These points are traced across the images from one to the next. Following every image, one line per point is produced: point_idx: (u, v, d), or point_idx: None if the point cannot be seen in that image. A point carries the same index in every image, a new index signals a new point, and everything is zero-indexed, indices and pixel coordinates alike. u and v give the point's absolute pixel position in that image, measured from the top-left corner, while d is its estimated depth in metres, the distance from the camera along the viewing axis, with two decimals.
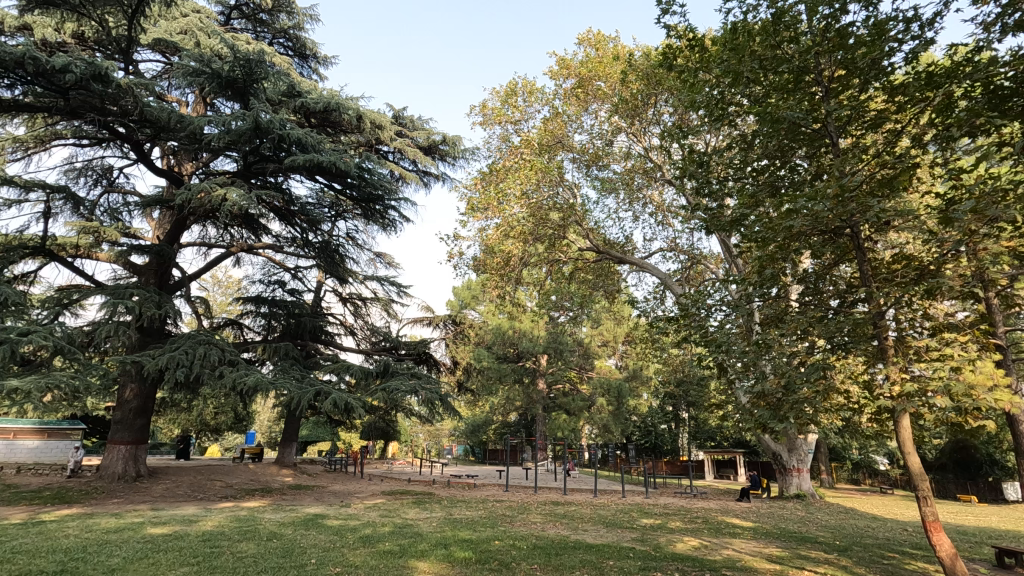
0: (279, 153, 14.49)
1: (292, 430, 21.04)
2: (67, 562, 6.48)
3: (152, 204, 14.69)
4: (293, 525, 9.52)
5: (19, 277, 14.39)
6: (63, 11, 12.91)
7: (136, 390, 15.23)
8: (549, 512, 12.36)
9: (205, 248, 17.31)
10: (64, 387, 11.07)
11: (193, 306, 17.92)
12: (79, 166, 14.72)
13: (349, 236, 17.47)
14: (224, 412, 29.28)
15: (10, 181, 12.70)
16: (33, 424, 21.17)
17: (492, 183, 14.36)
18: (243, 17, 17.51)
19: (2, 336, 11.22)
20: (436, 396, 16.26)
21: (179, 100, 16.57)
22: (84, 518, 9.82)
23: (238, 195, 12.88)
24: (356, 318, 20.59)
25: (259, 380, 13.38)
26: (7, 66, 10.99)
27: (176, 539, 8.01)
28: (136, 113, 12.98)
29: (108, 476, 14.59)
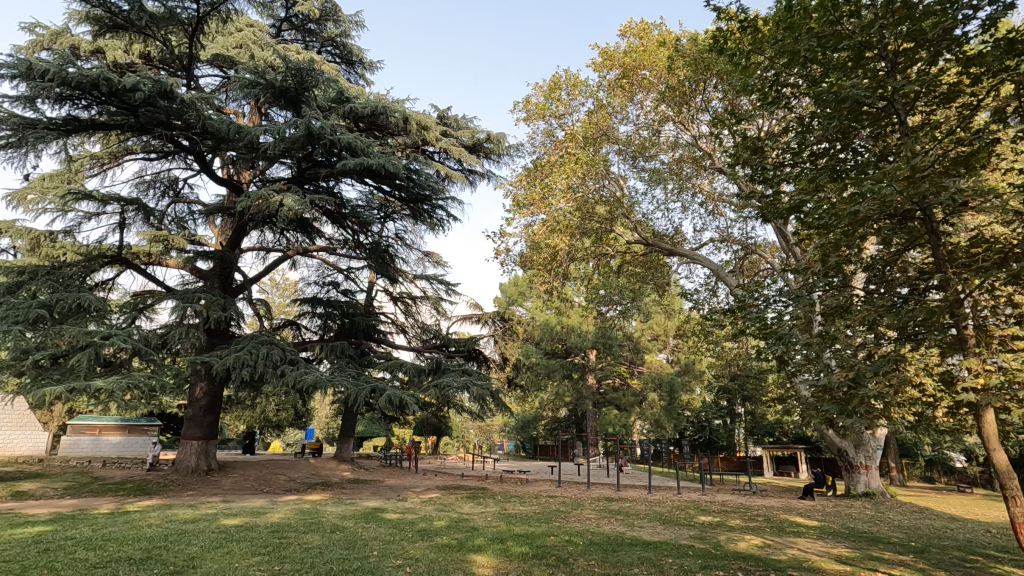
0: (330, 158, 14.95)
1: (349, 426, 21.76)
2: (151, 549, 6.94)
3: (215, 212, 15.48)
4: (354, 518, 9.83)
5: (99, 284, 15.49)
6: (131, 32, 13.73)
7: (205, 389, 16.05)
8: (603, 508, 12.24)
9: (264, 252, 18.07)
10: (143, 386, 11.87)
11: (255, 308, 18.76)
12: (149, 179, 15.66)
13: (398, 236, 17.87)
14: (285, 409, 30.59)
15: (89, 195, 13.68)
16: (115, 420, 22.85)
17: (537, 179, 14.29)
18: (293, 28, 18.13)
19: (87, 339, 12.11)
20: (488, 391, 16.44)
21: (237, 112, 17.36)
22: (164, 509, 10.48)
23: (294, 200, 13.38)
24: (407, 317, 21.02)
25: (318, 379, 13.89)
26: (84, 88, 11.82)
27: (247, 530, 8.44)
28: (198, 126, 13.65)
29: (182, 470, 15.55)
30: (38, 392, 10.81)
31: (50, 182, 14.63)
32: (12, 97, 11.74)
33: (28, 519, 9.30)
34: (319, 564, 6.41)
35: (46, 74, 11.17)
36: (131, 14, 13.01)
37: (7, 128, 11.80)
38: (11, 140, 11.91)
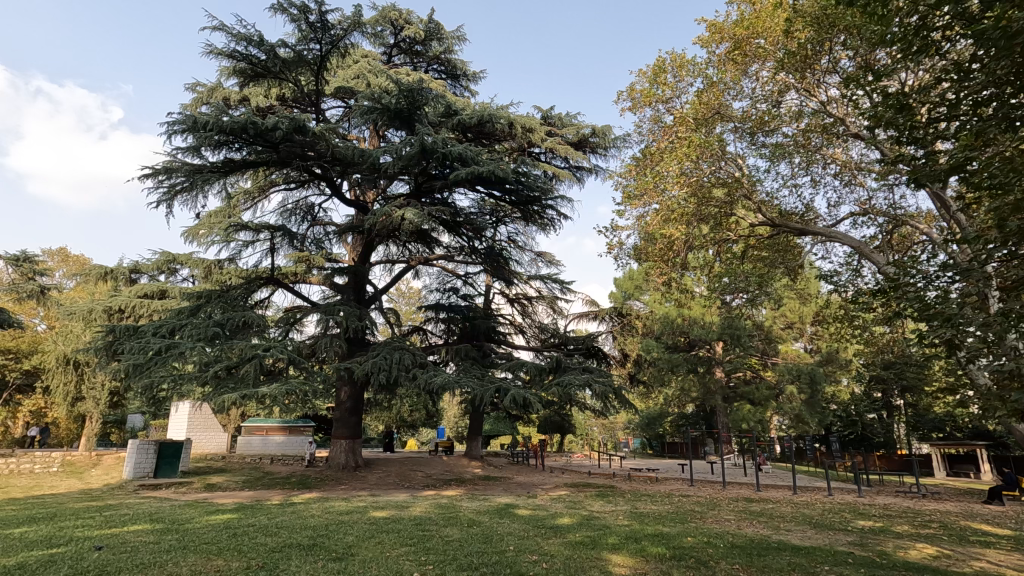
0: (443, 170, 15.69)
1: (477, 425, 22.67)
2: (316, 537, 7.75)
3: (347, 231, 16.94)
4: (489, 513, 10.23)
5: (258, 303, 17.67)
6: (270, 79, 15.47)
7: (349, 392, 17.58)
8: (743, 509, 11.49)
9: (390, 265, 19.44)
10: (299, 391, 13.33)
11: (386, 316, 20.22)
12: (291, 207, 17.55)
13: (511, 239, 18.30)
14: (417, 409, 32.56)
15: (246, 226, 15.65)
16: (278, 423, 25.90)
17: (647, 169, 13.80)
18: (402, 52, 19.32)
19: (253, 351, 13.89)
20: (610, 388, 16.23)
21: (359, 137, 18.86)
22: (323, 502, 11.68)
23: (414, 213, 14.23)
24: (524, 317, 21.42)
25: (446, 381, 14.60)
26: (236, 133, 13.54)
27: (395, 522, 9.14)
28: (328, 155, 15.03)
29: (335, 466, 17.23)
30: (219, 399, 12.60)
31: (216, 218, 16.95)
32: (183, 149, 13.79)
33: (218, 508, 10.86)
34: (460, 557, 6.75)
35: (207, 125, 12.98)
36: (268, 62, 14.69)
37: (182, 175, 13.89)
38: (185, 185, 14.00)
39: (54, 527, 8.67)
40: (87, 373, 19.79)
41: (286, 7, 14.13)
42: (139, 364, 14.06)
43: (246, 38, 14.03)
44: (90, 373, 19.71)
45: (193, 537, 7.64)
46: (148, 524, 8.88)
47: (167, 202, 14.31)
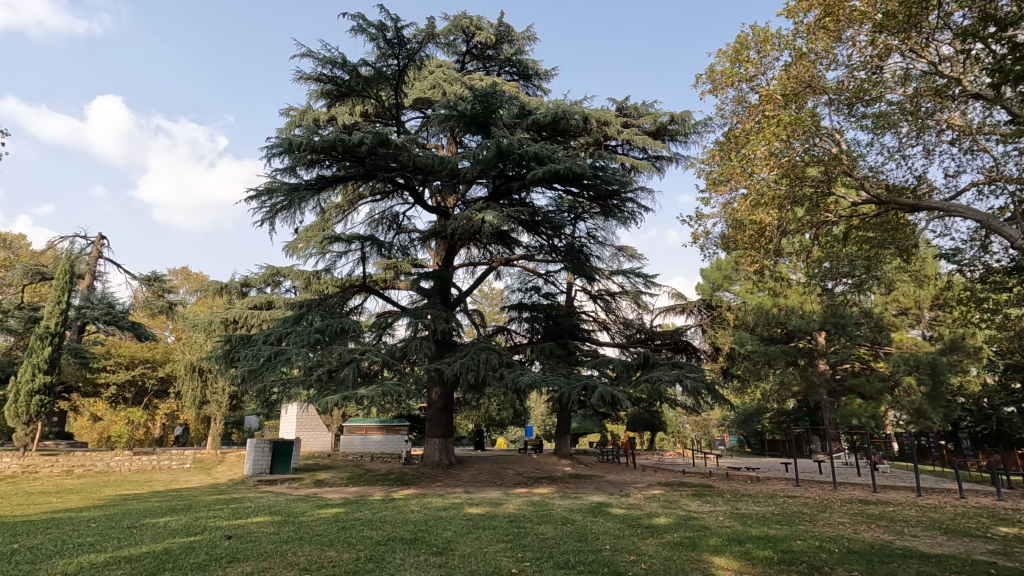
0: (520, 170, 15.80)
1: (565, 423, 22.63)
2: (417, 531, 8.09)
3: (431, 237, 17.53)
4: (582, 512, 10.16)
5: (353, 309, 18.73)
6: (354, 97, 16.33)
7: (440, 393, 18.16)
8: (859, 512, 10.62)
9: (473, 267, 19.88)
10: (394, 392, 14.00)
11: (471, 318, 20.72)
12: (378, 217, 18.43)
13: (591, 235, 18.11)
14: (505, 408, 33.06)
15: (339, 238, 16.65)
16: (376, 422, 27.32)
17: (732, 152, 13.10)
18: (474, 58, 19.70)
19: (351, 355, 14.75)
20: (703, 384, 15.59)
21: (437, 145, 19.44)
22: (421, 498, 12.15)
23: (494, 216, 14.45)
24: (608, 314, 21.11)
25: (534, 380, 14.68)
26: (326, 151, 14.41)
27: (490, 518, 9.33)
28: (410, 164, 15.61)
29: (430, 463, 17.91)
30: (323, 400, 13.50)
31: (312, 232, 18.17)
32: (281, 169, 14.90)
33: (327, 502, 11.63)
34: (557, 555, 6.77)
35: (301, 146, 13.94)
36: (351, 81, 15.51)
37: (281, 194, 15.02)
38: (284, 203, 15.13)
39: (191, 517, 9.69)
40: (210, 379, 21.93)
41: (365, 27, 14.86)
42: (253, 370, 15.38)
43: (330, 60, 14.92)
44: (212, 379, 21.83)
45: (307, 529, 8.25)
46: (268, 516, 9.68)
47: (269, 220, 15.53)
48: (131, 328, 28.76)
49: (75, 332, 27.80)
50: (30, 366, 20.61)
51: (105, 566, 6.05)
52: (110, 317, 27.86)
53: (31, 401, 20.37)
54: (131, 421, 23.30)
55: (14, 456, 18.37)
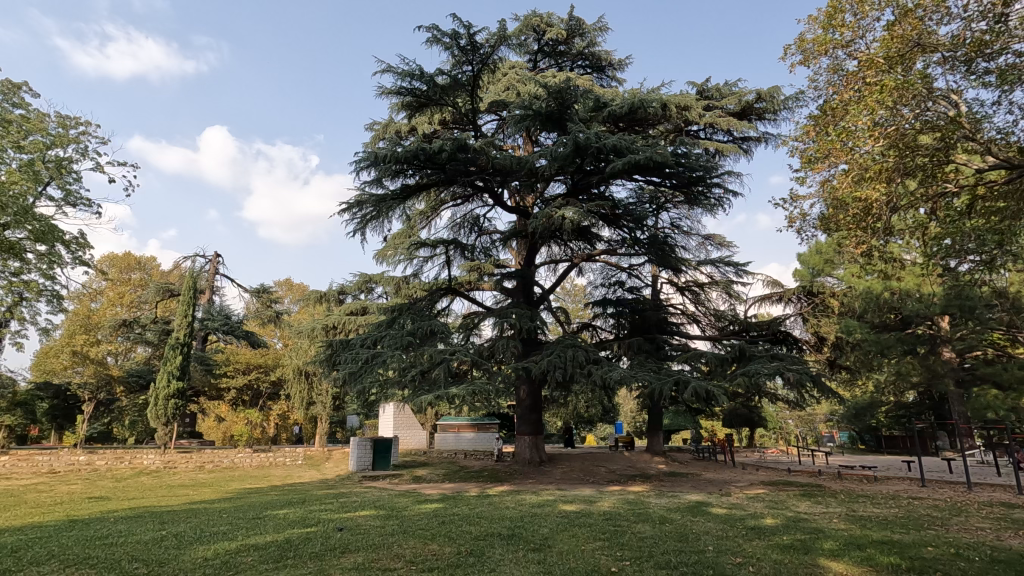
0: (599, 164, 15.59)
1: (656, 419, 22.04)
2: (514, 527, 8.21)
3: (512, 237, 17.72)
4: (680, 511, 9.83)
5: (441, 311, 19.35)
6: (433, 106, 16.85)
7: (528, 390, 18.31)
8: (1001, 516, 9.45)
9: (555, 265, 19.87)
10: (483, 391, 14.32)
11: (555, 315, 20.72)
12: (459, 220, 18.90)
13: (675, 225, 17.50)
14: (594, 405, 32.77)
15: (424, 243, 17.28)
16: (468, 420, 28.08)
17: (830, 126, 12.08)
18: (546, 56, 19.63)
19: (441, 356, 15.27)
20: (807, 376, 14.55)
21: (514, 146, 19.62)
22: (515, 494, 12.32)
23: (574, 212, 14.35)
24: (697, 305, 20.29)
25: (623, 376, 14.40)
26: (409, 161, 14.99)
27: (585, 516, 9.27)
28: (489, 167, 15.85)
29: (521, 460, 18.15)
30: (418, 400, 14.07)
31: (399, 239, 19.00)
32: (369, 182, 15.70)
33: (427, 498, 12.10)
34: (658, 554, 6.61)
35: (387, 158, 14.58)
36: (429, 92, 16.04)
37: (370, 205, 15.80)
38: (374, 214, 15.90)
39: (306, 510, 10.45)
40: (315, 381, 23.56)
41: (440, 37, 15.29)
42: (353, 372, 16.32)
43: (409, 73, 15.51)
44: (316, 381, 23.44)
45: (410, 522, 8.65)
46: (374, 510, 10.25)
47: (361, 230, 16.40)
48: (245, 336, 31.57)
49: (199, 342, 30.96)
50: (166, 373, 23.13)
51: (237, 552, 6.69)
52: (227, 327, 30.74)
53: (167, 405, 22.95)
54: (249, 421, 25.59)
55: (157, 453, 20.79)
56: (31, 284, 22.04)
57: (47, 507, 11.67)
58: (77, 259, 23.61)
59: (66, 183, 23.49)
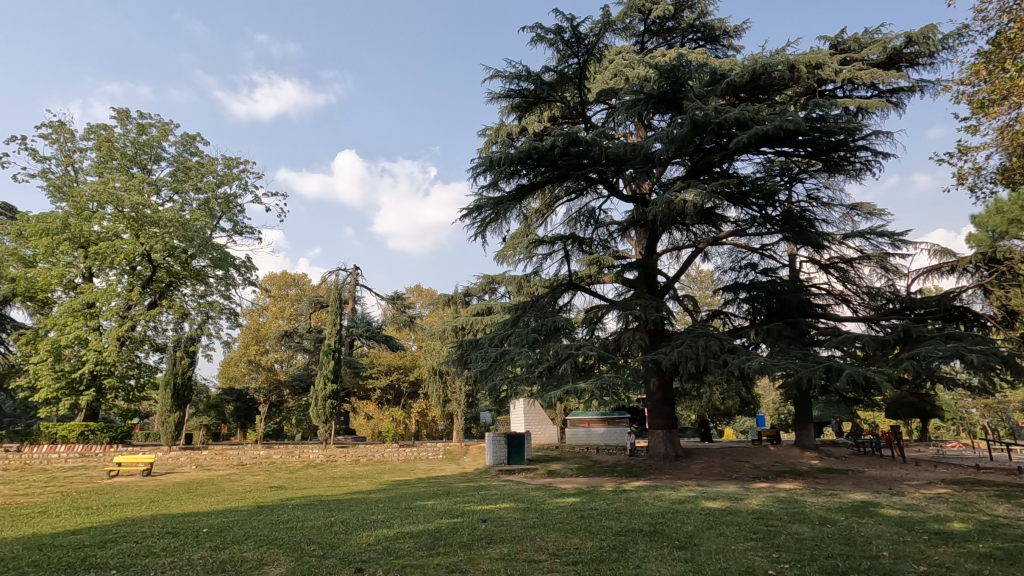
0: (720, 141, 14.64)
1: (805, 411, 20.20)
2: (656, 524, 7.99)
3: (631, 226, 17.28)
4: (843, 511, 8.91)
5: (564, 307, 19.44)
6: (542, 103, 16.94)
7: (659, 383, 17.73)
8: None
9: (678, 251, 19.02)
10: (612, 385, 14.14)
11: (682, 304, 19.84)
12: (575, 215, 18.81)
13: (813, 196, 15.90)
14: (731, 397, 30.92)
15: (543, 241, 17.48)
16: (598, 415, 27.93)
17: (1007, 61, 10.16)
18: (654, 36, 18.79)
19: (567, 351, 15.32)
20: (995, 357, 12.40)
21: (626, 133, 19.09)
22: (653, 490, 12.00)
23: (695, 194, 13.60)
24: (845, 284, 18.26)
25: (764, 364, 13.35)
26: (522, 161, 15.20)
27: (732, 514, 8.73)
28: (603, 158, 15.57)
29: (656, 455, 17.63)
30: (547, 395, 14.26)
31: (518, 239, 19.41)
32: (486, 186, 16.19)
33: (563, 492, 12.23)
34: (823, 558, 6.07)
35: (501, 161, 14.94)
36: (537, 90, 16.15)
37: (489, 209, 16.24)
38: (492, 216, 16.33)
39: (450, 502, 11.06)
40: (449, 380, 24.84)
41: (544, 35, 15.35)
42: (484, 370, 16.93)
43: (517, 75, 15.75)
44: (450, 380, 24.74)
45: (549, 516, 8.80)
46: (513, 503, 10.57)
47: (481, 233, 16.94)
48: (385, 340, 34.29)
49: (347, 348, 34.17)
50: (322, 377, 25.78)
51: (395, 539, 7.27)
52: (369, 333, 33.58)
53: (325, 405, 25.59)
54: (394, 419, 27.70)
55: (320, 448, 23.31)
56: (214, 304, 25.93)
57: (240, 495, 13.59)
58: (246, 280, 27.30)
59: (233, 215, 27.24)
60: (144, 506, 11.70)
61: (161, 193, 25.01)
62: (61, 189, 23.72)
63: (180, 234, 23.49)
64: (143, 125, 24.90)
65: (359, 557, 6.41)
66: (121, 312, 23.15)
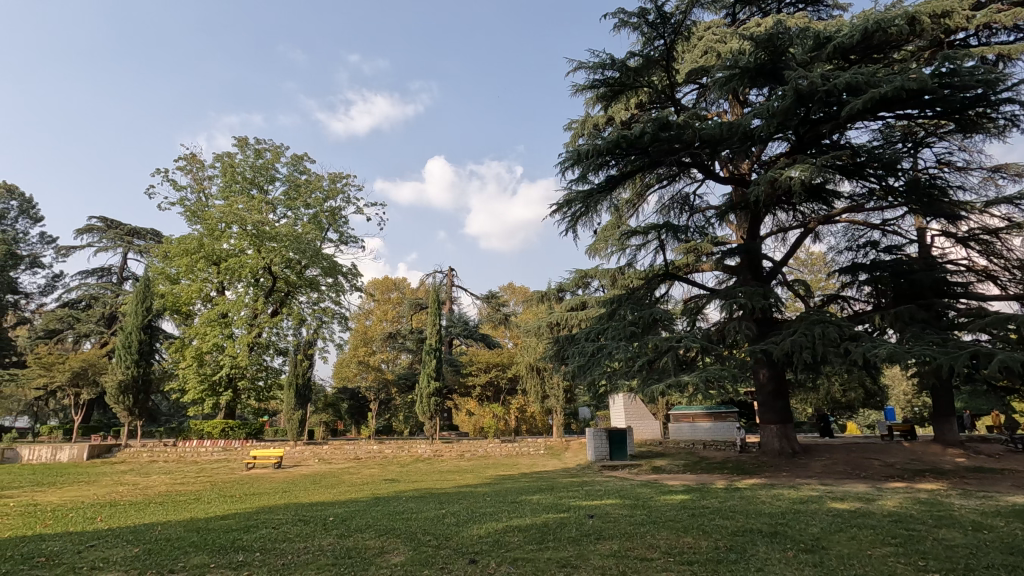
0: (829, 110, 13.42)
1: (944, 403, 18.04)
2: (777, 525, 7.48)
3: (730, 210, 16.32)
4: (1002, 516, 7.83)
5: (661, 298, 18.80)
6: (628, 91, 16.46)
7: (769, 374, 16.65)
8: None
9: (785, 233, 17.72)
10: (718, 377, 13.45)
11: (792, 289, 18.45)
12: (668, 202, 18.12)
13: (945, 162, 14.11)
14: (853, 388, 28.33)
15: (635, 231, 17.02)
16: (703, 410, 26.71)
17: None
18: (746, 5, 17.63)
19: (667, 344, 14.81)
20: None
21: (720, 112, 18.08)
22: (770, 488, 11.27)
23: (803, 170, 12.55)
24: (989, 258, 16.04)
25: (893, 351, 12.06)
26: (611, 151, 14.85)
27: (864, 516, 7.97)
28: (696, 140, 14.83)
29: (770, 452, 16.55)
30: (649, 390, 13.87)
31: (610, 231, 19.06)
32: (575, 180, 16.04)
33: (671, 489, 11.83)
34: (980, 569, 5.36)
35: (589, 153, 14.72)
36: (623, 77, 15.74)
37: (579, 203, 16.08)
38: (583, 210, 16.13)
39: (555, 497, 11.09)
40: (546, 376, 24.93)
41: (627, 19, 14.91)
42: (581, 365, 16.80)
43: (601, 64, 15.42)
44: (548, 376, 24.82)
45: (658, 513, 8.54)
46: (619, 499, 10.40)
47: (572, 228, 16.81)
48: (482, 338, 35.19)
49: (447, 347, 35.49)
50: (426, 375, 26.96)
51: (505, 532, 7.41)
52: (467, 332, 34.67)
53: (430, 401, 26.71)
54: (494, 415, 28.37)
55: (427, 443, 24.38)
56: (327, 309, 28.00)
57: (359, 487, 14.56)
58: (353, 286, 29.22)
59: (339, 226, 29.22)
60: (277, 495, 12.90)
61: (277, 211, 27.40)
62: (196, 214, 26.73)
63: (294, 246, 25.67)
64: (259, 150, 27.42)
65: (471, 549, 6.62)
66: (249, 321, 25.68)
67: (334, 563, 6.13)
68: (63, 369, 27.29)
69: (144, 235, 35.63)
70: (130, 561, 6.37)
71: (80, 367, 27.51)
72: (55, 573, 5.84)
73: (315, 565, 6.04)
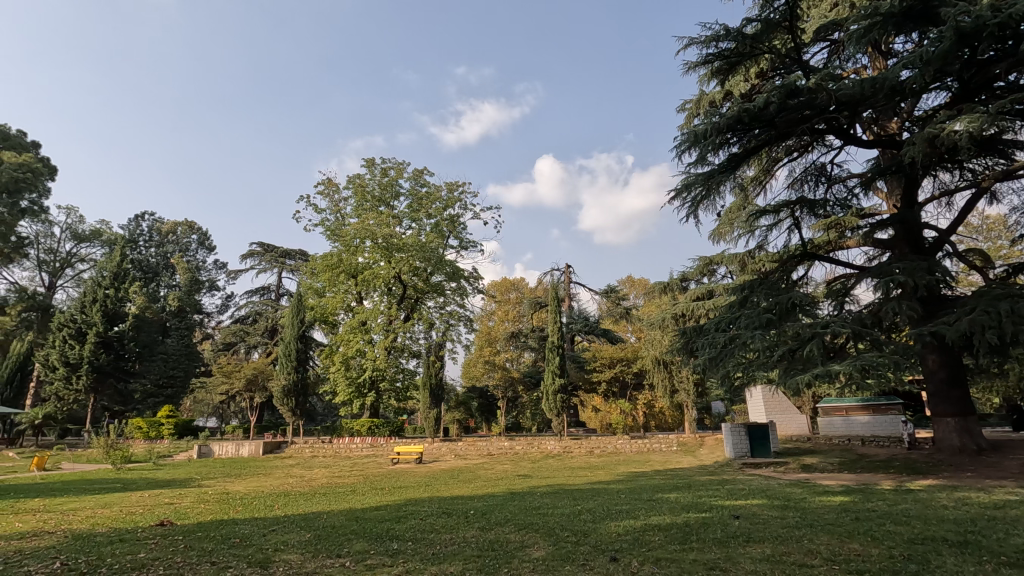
0: (1003, 46, 11.36)
1: None
2: (966, 533, 6.45)
3: (878, 177, 14.47)
4: None
5: (800, 281, 17.20)
6: (746, 61, 15.28)
7: (940, 360, 14.51)
8: None
9: (950, 196, 15.33)
10: (877, 365, 11.97)
11: (964, 261, 15.91)
12: (800, 176, 16.53)
13: None
14: None
15: (765, 210, 15.74)
16: (858, 402, 24.00)
17: None
18: None
19: (811, 331, 13.49)
20: None
21: (858, 69, 16.13)
22: (953, 490, 9.79)
23: (971, 120, 10.72)
24: None
25: None
26: (732, 127, 13.83)
27: None
28: (832, 103, 13.33)
29: (947, 449, 14.36)
30: (793, 381, 12.73)
31: (735, 213, 17.85)
32: (693, 163, 15.15)
33: (827, 489, 10.76)
34: None
35: (708, 133, 13.84)
36: (739, 47, 14.66)
37: (699, 186, 14.95)
38: (704, 193, 15.01)
39: (694, 496, 10.58)
40: (674, 369, 23.95)
41: None
42: (713, 358, 15.88)
43: (714, 37, 14.50)
44: (676, 370, 23.83)
45: (814, 516, 7.79)
46: (767, 499, 9.66)
47: (693, 213, 15.93)
48: (603, 334, 34.79)
49: (569, 344, 35.60)
50: (550, 372, 27.25)
51: (644, 531, 7.23)
52: (588, 328, 34.60)
53: (556, 398, 26.90)
54: (622, 410, 27.88)
55: (556, 440, 24.62)
56: (453, 312, 29.44)
57: (494, 482, 15.09)
58: (476, 289, 30.42)
59: (459, 232, 30.50)
60: (420, 489, 13.79)
61: (403, 223, 29.34)
62: (334, 232, 29.50)
63: (420, 255, 27.28)
64: (384, 168, 29.59)
65: (611, 546, 6.54)
66: (386, 327, 27.77)
67: (479, 555, 6.39)
68: (240, 376, 31.57)
69: (294, 255, 40.08)
70: (304, 545, 7.18)
71: (252, 374, 31.66)
72: (248, 553, 6.76)
73: (462, 556, 6.34)
